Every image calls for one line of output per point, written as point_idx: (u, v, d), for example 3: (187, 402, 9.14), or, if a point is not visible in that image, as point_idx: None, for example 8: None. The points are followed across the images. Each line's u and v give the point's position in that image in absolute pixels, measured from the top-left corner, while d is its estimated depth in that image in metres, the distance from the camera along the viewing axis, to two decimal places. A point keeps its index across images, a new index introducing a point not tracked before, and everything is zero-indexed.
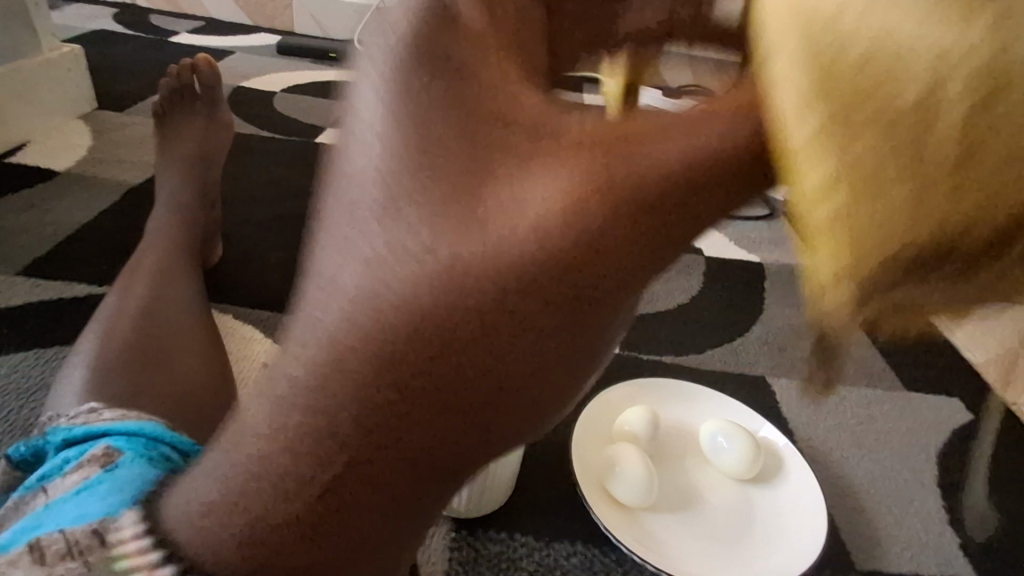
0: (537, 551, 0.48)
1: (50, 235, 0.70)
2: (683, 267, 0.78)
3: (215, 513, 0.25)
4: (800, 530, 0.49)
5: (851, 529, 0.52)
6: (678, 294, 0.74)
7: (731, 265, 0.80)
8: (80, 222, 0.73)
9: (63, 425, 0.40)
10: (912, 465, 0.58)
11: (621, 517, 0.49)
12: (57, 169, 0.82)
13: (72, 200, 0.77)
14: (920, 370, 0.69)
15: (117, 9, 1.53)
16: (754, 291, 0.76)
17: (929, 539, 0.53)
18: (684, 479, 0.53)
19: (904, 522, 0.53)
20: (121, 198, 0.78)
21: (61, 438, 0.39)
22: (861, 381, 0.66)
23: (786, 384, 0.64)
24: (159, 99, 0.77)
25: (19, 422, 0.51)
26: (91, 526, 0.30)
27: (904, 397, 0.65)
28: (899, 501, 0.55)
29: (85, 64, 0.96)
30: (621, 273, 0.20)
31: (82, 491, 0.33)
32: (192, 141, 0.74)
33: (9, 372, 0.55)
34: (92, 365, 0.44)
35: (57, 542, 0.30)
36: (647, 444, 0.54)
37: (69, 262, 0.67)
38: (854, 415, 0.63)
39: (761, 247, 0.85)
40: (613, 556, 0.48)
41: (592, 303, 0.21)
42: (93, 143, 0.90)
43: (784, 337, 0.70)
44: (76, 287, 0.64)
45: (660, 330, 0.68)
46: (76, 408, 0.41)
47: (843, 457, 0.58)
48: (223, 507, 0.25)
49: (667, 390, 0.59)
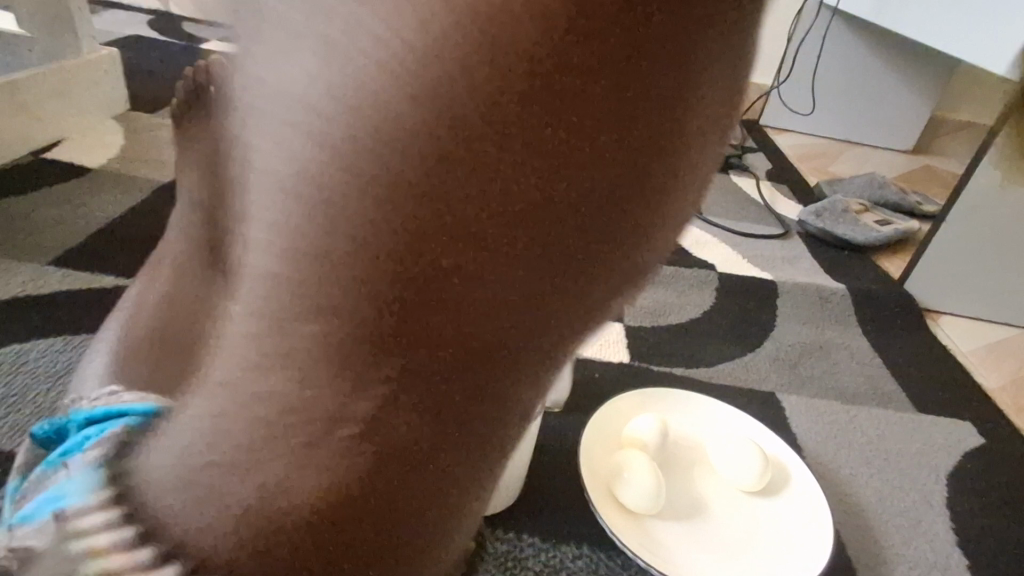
0: (543, 552, 0.48)
1: (80, 227, 0.71)
2: (695, 282, 0.80)
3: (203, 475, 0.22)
4: (807, 546, 0.49)
5: (857, 546, 0.52)
6: (691, 308, 0.76)
7: (742, 280, 0.83)
8: (110, 216, 0.74)
9: (85, 407, 0.36)
10: (922, 487, 0.58)
11: (628, 523, 0.49)
12: (89, 166, 0.85)
13: (104, 195, 0.79)
14: (932, 394, 0.70)
15: (154, 16, 1.58)
16: (765, 308, 0.78)
17: (935, 560, 0.52)
18: (692, 488, 0.53)
19: (911, 541, 0.53)
20: (149, 197, 0.80)
21: (84, 417, 0.35)
22: (871, 402, 0.67)
23: (796, 401, 0.65)
24: (176, 100, 0.78)
25: (46, 404, 0.49)
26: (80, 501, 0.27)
27: (915, 419, 0.66)
28: (908, 521, 0.55)
29: (121, 66, 1.00)
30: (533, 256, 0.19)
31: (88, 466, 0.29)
32: None
33: (37, 355, 0.54)
34: (116, 351, 0.41)
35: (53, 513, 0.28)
36: (654, 451, 0.54)
37: (97, 253, 0.68)
38: (863, 434, 0.62)
39: (772, 266, 0.89)
40: (618, 560, 0.48)
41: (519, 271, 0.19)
42: (125, 143, 0.93)
43: (794, 355, 0.71)
44: (103, 278, 0.64)
45: (673, 344, 0.69)
46: (98, 391, 0.37)
47: (852, 475, 0.58)
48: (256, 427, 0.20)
49: (678, 399, 0.59)
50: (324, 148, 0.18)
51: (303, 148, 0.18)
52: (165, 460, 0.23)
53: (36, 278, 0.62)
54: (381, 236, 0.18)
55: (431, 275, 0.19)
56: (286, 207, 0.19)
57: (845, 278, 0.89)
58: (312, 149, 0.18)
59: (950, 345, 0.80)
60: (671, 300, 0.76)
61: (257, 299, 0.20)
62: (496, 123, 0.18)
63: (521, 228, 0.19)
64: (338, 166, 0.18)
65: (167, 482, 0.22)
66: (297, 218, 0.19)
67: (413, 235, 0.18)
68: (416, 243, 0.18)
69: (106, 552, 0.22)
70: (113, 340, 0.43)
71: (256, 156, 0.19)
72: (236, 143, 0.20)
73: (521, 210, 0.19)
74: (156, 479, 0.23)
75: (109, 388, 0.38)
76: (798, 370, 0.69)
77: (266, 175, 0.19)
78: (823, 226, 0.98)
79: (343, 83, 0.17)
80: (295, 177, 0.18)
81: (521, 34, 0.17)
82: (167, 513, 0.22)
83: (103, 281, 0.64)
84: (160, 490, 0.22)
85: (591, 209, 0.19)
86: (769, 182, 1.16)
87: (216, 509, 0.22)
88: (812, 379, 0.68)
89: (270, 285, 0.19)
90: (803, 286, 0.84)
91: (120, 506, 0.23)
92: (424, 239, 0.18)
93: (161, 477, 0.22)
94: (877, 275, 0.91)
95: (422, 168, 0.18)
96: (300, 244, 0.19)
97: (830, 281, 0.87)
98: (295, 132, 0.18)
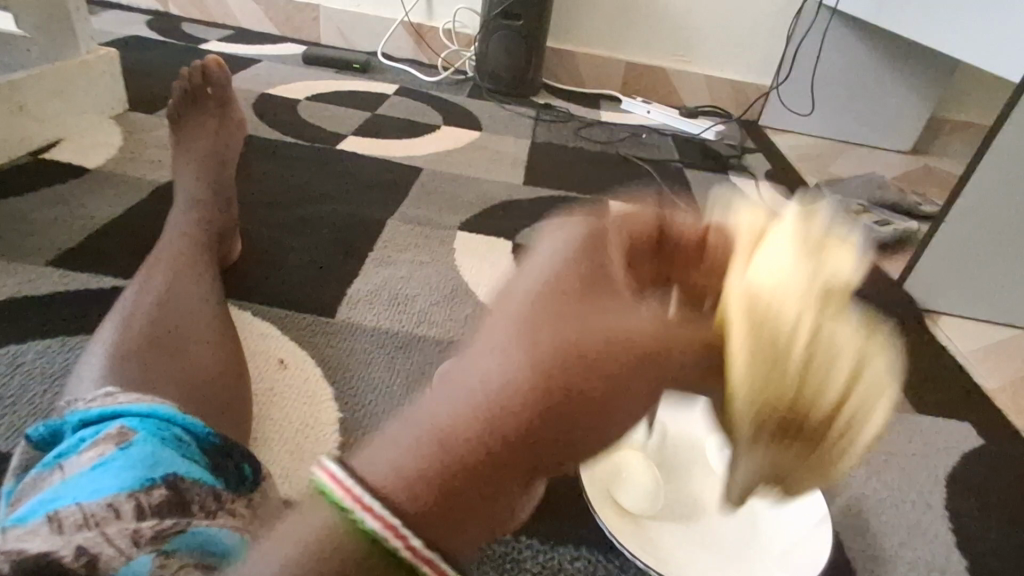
0: (541, 553, 0.48)
1: (78, 228, 0.71)
2: None
3: (411, 467, 0.23)
4: (808, 544, 0.49)
5: (857, 546, 0.52)
6: None
7: None
8: (108, 217, 0.74)
9: (79, 408, 0.35)
10: (921, 488, 0.58)
11: (627, 525, 0.49)
12: (87, 167, 0.85)
13: (102, 196, 0.79)
14: (931, 395, 0.70)
15: (152, 17, 1.58)
16: None
17: (935, 560, 0.52)
18: (690, 490, 0.53)
19: (911, 543, 0.52)
20: (147, 197, 0.80)
21: (77, 418, 0.34)
22: None
23: None
24: (172, 100, 0.78)
25: (43, 405, 0.49)
26: (109, 501, 0.28)
27: (915, 421, 0.66)
28: (907, 522, 0.54)
29: (119, 67, 1.00)
30: (543, 459, 0.23)
31: (97, 467, 0.29)
32: (203, 137, 0.74)
33: (33, 356, 0.53)
34: (110, 352, 0.41)
35: (73, 513, 0.28)
36: (652, 452, 0.54)
37: (94, 254, 0.67)
38: (863, 435, 0.62)
39: None
40: (616, 562, 0.48)
41: (533, 445, 0.23)
42: (123, 142, 0.93)
43: None
44: (101, 279, 0.64)
45: None
46: (93, 392, 0.36)
47: (851, 476, 0.58)
48: (423, 454, 0.23)
49: None
50: (546, 312, 0.23)
51: (521, 335, 0.22)
52: (393, 455, 0.23)
53: (33, 278, 0.62)
54: (536, 395, 0.22)
55: (518, 446, 0.22)
56: (504, 347, 0.22)
57: None
58: (540, 314, 0.23)
59: (949, 346, 0.80)
60: None
61: (472, 359, 0.23)
62: (631, 342, 0.23)
63: (573, 441, 0.23)
64: (558, 354, 0.22)
65: (388, 454, 0.23)
66: (509, 348, 0.22)
67: (552, 386, 0.22)
68: (515, 419, 0.22)
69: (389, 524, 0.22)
70: (108, 339, 0.42)
71: (513, 293, 0.24)
72: (519, 275, 0.25)
73: (576, 426, 0.23)
74: (381, 471, 0.23)
75: (104, 391, 0.36)
76: None
77: (495, 320, 0.23)
78: None
79: (597, 312, 0.23)
80: (516, 318, 0.23)
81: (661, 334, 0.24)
82: (396, 488, 0.22)
83: (102, 282, 0.64)
84: (390, 478, 0.23)
85: (602, 445, 0.24)
86: (769, 183, 1.21)
87: (417, 507, 0.23)
88: None
89: (476, 374, 0.23)
90: None
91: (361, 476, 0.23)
92: (520, 423, 0.22)
93: (389, 466, 0.23)
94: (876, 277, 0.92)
95: (591, 366, 0.22)
96: (479, 378, 0.22)
97: None
98: (542, 296, 0.23)
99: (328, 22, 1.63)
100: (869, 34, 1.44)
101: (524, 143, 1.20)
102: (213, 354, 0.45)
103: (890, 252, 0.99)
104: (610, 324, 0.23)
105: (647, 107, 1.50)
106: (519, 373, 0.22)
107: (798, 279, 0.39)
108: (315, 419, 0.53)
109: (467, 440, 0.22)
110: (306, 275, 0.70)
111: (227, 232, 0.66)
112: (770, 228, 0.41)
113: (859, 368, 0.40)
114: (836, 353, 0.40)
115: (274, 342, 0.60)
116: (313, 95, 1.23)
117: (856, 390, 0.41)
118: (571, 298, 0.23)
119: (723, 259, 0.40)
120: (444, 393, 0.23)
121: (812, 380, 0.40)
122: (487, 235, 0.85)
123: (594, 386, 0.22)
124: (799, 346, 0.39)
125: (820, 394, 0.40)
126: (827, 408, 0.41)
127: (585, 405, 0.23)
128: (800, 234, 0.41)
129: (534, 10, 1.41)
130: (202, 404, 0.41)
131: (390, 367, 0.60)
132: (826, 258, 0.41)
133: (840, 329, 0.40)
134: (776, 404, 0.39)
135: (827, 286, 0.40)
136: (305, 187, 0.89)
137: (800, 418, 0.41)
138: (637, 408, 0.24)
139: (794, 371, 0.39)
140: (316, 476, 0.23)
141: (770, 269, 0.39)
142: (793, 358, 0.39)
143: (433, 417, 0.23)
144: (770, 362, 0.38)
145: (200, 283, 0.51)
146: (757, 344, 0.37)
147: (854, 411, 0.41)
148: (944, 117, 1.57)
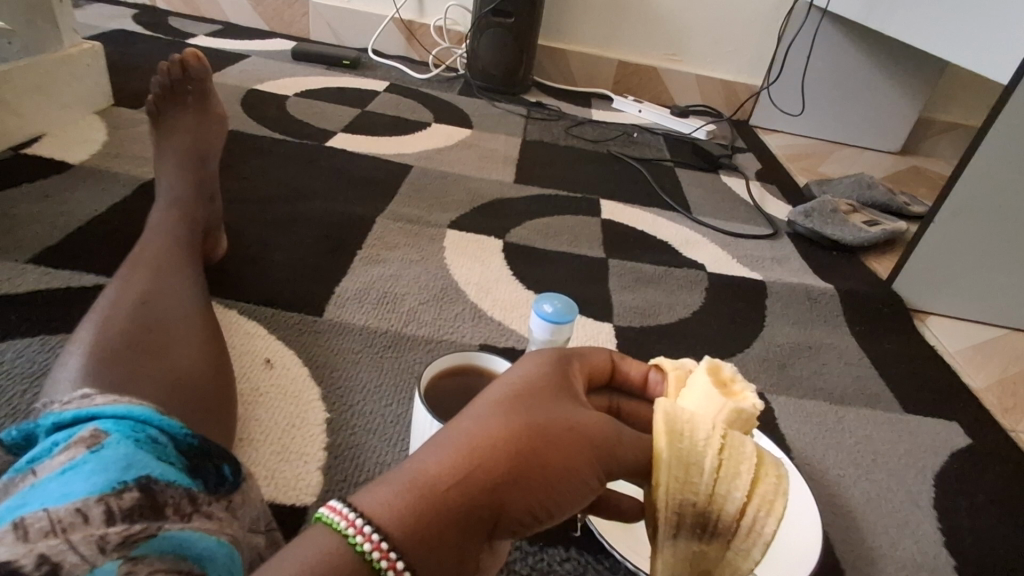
0: (531, 555, 0.47)
1: (61, 224, 0.70)
2: (684, 283, 0.82)
3: (408, 498, 0.26)
4: (800, 543, 0.47)
5: (846, 546, 0.51)
6: (680, 308, 0.76)
7: (730, 282, 0.84)
8: (92, 213, 0.73)
9: (54, 410, 0.34)
10: (910, 488, 0.57)
11: (618, 529, 0.49)
12: (71, 162, 0.83)
13: (85, 191, 0.77)
14: (920, 396, 0.70)
15: (137, 11, 1.56)
16: (755, 309, 0.79)
17: (923, 560, 0.51)
18: None
19: (900, 543, 0.52)
20: (131, 193, 0.79)
21: (51, 422, 0.33)
22: (860, 401, 0.67)
23: (784, 401, 0.65)
24: (152, 95, 0.77)
25: (21, 404, 0.48)
26: (78, 506, 0.27)
27: (903, 420, 0.66)
28: (895, 521, 0.54)
29: (104, 61, 0.98)
30: (512, 517, 0.28)
31: (67, 471, 0.29)
32: (185, 132, 0.73)
33: (13, 356, 0.52)
34: (88, 350, 0.40)
35: (40, 519, 0.26)
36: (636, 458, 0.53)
37: (76, 252, 0.66)
38: (851, 435, 0.62)
39: (762, 266, 0.90)
40: (606, 563, 0.47)
41: (510, 503, 0.27)
42: (107, 137, 0.91)
43: (784, 355, 0.72)
44: (84, 276, 0.63)
45: (660, 340, 0.70)
46: (69, 394, 0.35)
47: (839, 475, 0.57)
48: (421, 490, 0.26)
49: None
50: (527, 395, 0.30)
51: (508, 405, 0.29)
52: (385, 494, 0.26)
53: (13, 275, 0.61)
54: (519, 454, 0.28)
55: (500, 497, 0.27)
56: (490, 412, 0.29)
57: (833, 279, 0.89)
58: (523, 396, 0.30)
59: (937, 346, 0.80)
60: (660, 300, 0.77)
61: (468, 422, 0.29)
62: (583, 427, 0.30)
63: (541, 501, 0.28)
64: (538, 419, 0.29)
65: (386, 490, 0.26)
66: (498, 415, 0.29)
67: (529, 447, 0.28)
68: (501, 472, 0.27)
69: (381, 556, 0.24)
70: (86, 339, 0.41)
71: (499, 384, 0.31)
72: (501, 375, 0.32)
73: (547, 486, 0.28)
74: (376, 503, 0.26)
75: (81, 392, 0.35)
76: (785, 371, 0.69)
77: (483, 399, 0.30)
78: (812, 225, 0.99)
79: (561, 399, 0.31)
80: (501, 399, 0.30)
81: (612, 422, 0.31)
82: (393, 517, 0.25)
83: (85, 279, 0.62)
84: (385, 509, 0.26)
85: (560, 510, 0.29)
86: (759, 182, 1.22)
87: (408, 534, 0.25)
88: (799, 379, 0.68)
89: (469, 428, 0.28)
90: (791, 286, 0.85)
91: (363, 520, 0.25)
92: (505, 476, 0.27)
93: (386, 501, 0.26)
94: (866, 277, 0.92)
95: (562, 437, 0.29)
96: (474, 433, 0.28)
97: (819, 282, 0.88)
98: (522, 385, 0.31)
99: (318, 18, 1.61)
100: (859, 34, 1.44)
101: (514, 141, 1.20)
102: (195, 355, 0.44)
103: (879, 251, 1.00)
104: (572, 409, 0.30)
105: (638, 106, 1.50)
106: (508, 431, 0.28)
107: (714, 400, 0.35)
108: (302, 418, 0.52)
109: (460, 484, 0.27)
110: (294, 274, 0.69)
111: (212, 228, 0.65)
112: (695, 364, 0.39)
113: (774, 485, 0.32)
114: (742, 458, 0.32)
115: (261, 340, 0.59)
116: (303, 91, 1.22)
117: (771, 509, 0.32)
118: (542, 390, 0.31)
119: (655, 392, 0.38)
120: (441, 443, 0.28)
121: (718, 489, 0.32)
122: (477, 233, 0.84)
123: (561, 451, 0.29)
124: (701, 449, 0.32)
125: (722, 505, 0.32)
126: (743, 521, 0.32)
127: (556, 470, 0.28)
128: (721, 366, 0.38)
129: (526, 7, 1.40)
130: (181, 406, 0.40)
131: (378, 366, 0.59)
132: (751, 394, 0.36)
133: (752, 446, 0.33)
134: (669, 501, 0.32)
135: (745, 414, 0.35)
136: (293, 185, 0.88)
137: (706, 532, 0.33)
138: (584, 485, 0.29)
139: (704, 480, 0.32)
140: (320, 511, 0.26)
141: (690, 395, 0.36)
142: (706, 471, 0.32)
143: (422, 464, 0.27)
144: (681, 473, 0.32)
145: (183, 283, 0.50)
146: (667, 452, 0.31)
147: (769, 524, 0.32)
148: (931, 117, 1.58)
